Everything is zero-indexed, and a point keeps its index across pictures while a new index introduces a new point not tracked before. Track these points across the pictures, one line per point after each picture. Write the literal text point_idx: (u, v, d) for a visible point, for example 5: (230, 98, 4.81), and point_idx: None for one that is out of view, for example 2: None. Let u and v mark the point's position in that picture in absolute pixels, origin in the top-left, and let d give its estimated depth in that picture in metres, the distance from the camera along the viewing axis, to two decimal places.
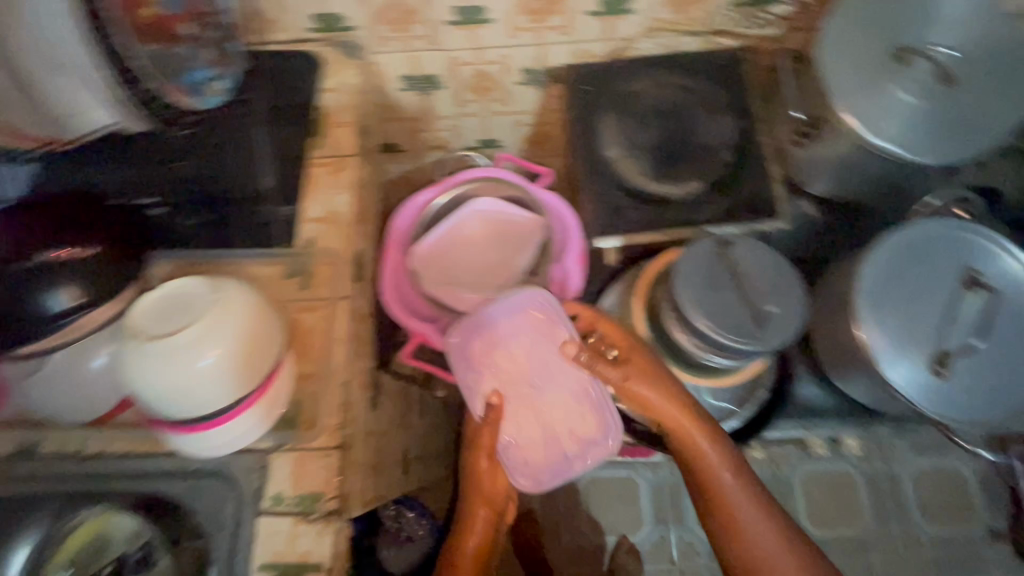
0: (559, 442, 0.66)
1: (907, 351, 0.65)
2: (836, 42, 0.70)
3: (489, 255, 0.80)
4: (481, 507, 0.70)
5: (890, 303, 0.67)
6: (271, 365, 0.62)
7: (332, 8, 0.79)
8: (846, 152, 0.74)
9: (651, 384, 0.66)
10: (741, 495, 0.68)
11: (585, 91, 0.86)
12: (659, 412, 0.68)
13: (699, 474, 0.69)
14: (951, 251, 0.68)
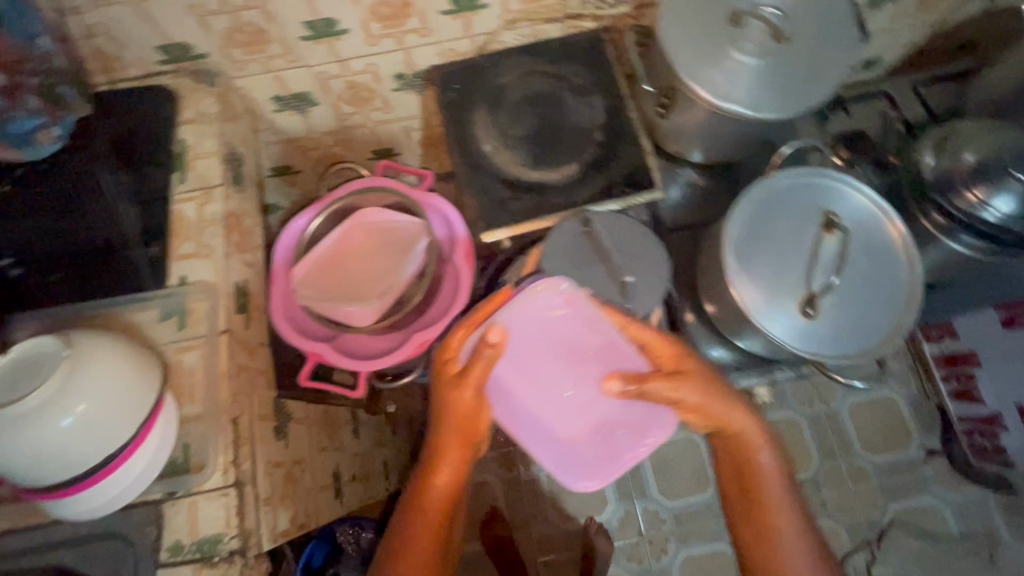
0: (608, 434, 0.64)
1: (778, 300, 0.68)
2: (674, 15, 0.73)
3: (377, 264, 0.77)
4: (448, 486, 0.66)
5: (759, 256, 0.70)
6: (146, 412, 0.60)
7: (176, 38, 0.76)
8: (703, 119, 0.77)
9: (696, 389, 0.62)
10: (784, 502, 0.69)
11: (455, 90, 0.86)
12: (720, 417, 0.67)
13: (747, 479, 0.70)
14: (813, 200, 0.73)
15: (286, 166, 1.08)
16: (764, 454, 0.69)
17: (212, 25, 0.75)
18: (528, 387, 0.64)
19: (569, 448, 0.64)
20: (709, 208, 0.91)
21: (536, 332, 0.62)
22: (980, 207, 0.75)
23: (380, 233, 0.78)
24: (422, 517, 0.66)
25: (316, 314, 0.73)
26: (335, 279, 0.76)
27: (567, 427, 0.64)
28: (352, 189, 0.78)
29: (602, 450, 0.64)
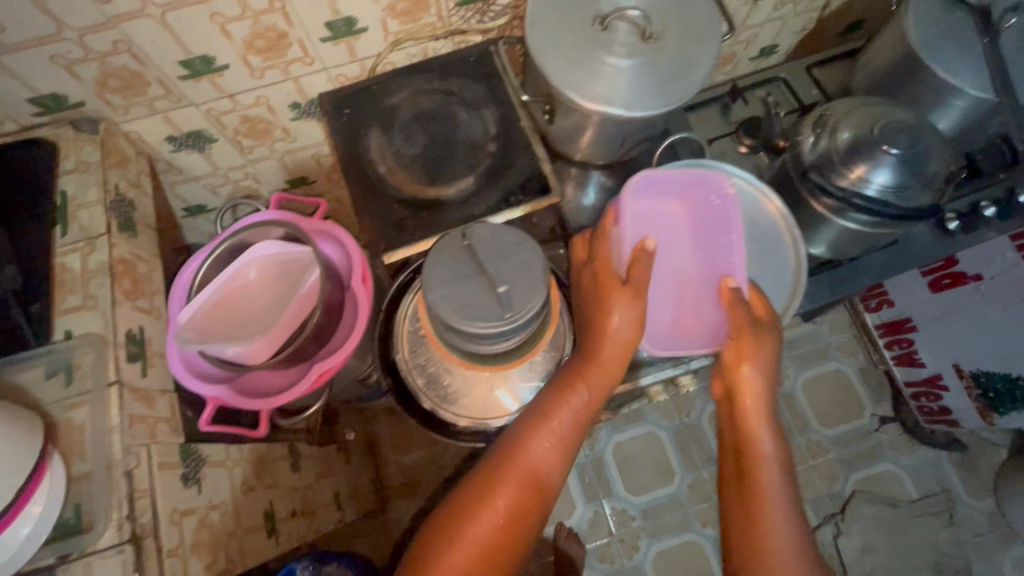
0: (689, 323, 0.75)
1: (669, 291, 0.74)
2: (543, 24, 0.74)
3: (276, 298, 0.78)
4: (524, 469, 0.63)
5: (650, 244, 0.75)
6: (25, 477, 0.57)
7: (46, 88, 0.75)
8: (587, 122, 0.78)
9: (757, 365, 0.67)
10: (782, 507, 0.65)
11: (346, 115, 0.86)
12: (740, 395, 0.69)
13: (748, 476, 0.67)
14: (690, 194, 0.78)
15: (199, 205, 1.07)
16: (767, 448, 0.67)
17: (81, 72, 0.74)
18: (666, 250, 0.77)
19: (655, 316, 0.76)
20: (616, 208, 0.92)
21: (699, 216, 0.77)
22: (862, 184, 0.78)
23: (277, 267, 0.78)
24: (486, 501, 0.62)
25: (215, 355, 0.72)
26: (237, 317, 0.77)
27: (663, 294, 0.77)
28: (243, 225, 0.77)
29: (684, 323, 0.75)
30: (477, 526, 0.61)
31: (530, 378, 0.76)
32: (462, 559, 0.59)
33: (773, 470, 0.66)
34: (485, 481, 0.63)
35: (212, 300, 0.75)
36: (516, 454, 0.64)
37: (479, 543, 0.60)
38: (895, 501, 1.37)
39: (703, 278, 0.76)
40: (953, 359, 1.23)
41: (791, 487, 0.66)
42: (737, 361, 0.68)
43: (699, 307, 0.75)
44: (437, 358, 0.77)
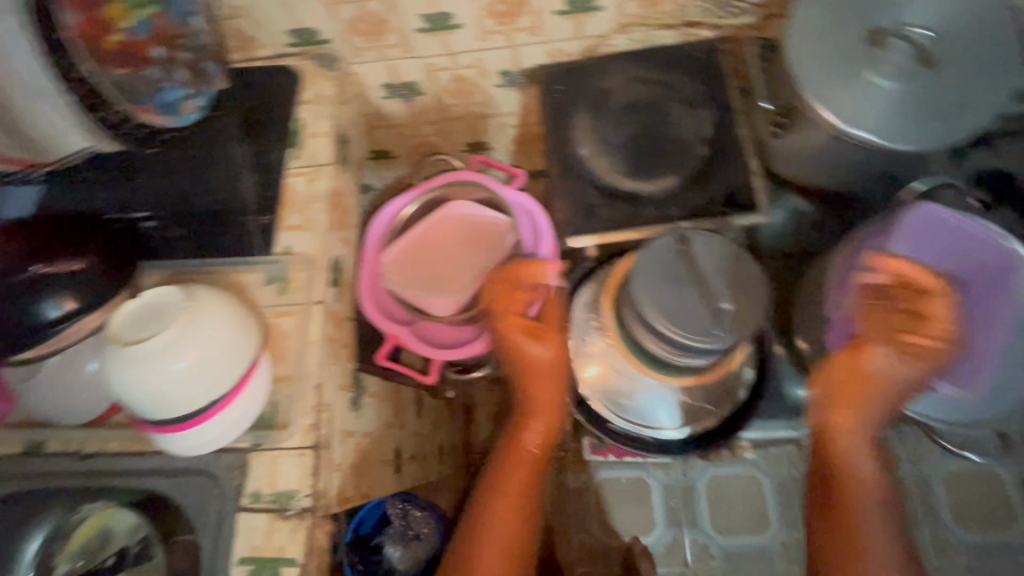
0: None
1: None
2: (807, 30, 0.68)
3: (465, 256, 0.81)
4: (544, 438, 0.72)
5: (911, 260, 0.72)
6: (245, 368, 0.65)
7: (306, 22, 0.81)
8: (824, 143, 0.71)
9: (883, 378, 0.65)
10: (873, 520, 0.65)
11: (558, 91, 0.86)
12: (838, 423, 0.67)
13: (841, 499, 0.66)
14: (963, 244, 0.73)
15: (385, 151, 1.12)
16: (856, 469, 0.67)
17: (339, 12, 0.80)
18: (917, 272, 0.73)
19: None
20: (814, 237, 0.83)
21: (957, 261, 0.74)
22: None
23: (468, 227, 0.82)
24: (501, 496, 0.69)
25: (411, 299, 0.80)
26: (428, 266, 0.81)
27: None
28: (444, 181, 0.82)
29: None
30: (506, 502, 0.68)
31: (695, 395, 0.74)
32: (503, 541, 0.66)
33: (865, 490, 0.66)
34: (506, 458, 0.71)
35: (411, 250, 0.82)
36: (526, 441, 0.72)
37: (516, 513, 0.68)
38: None
39: None
40: None
41: (885, 500, 0.66)
42: (856, 371, 0.66)
43: None
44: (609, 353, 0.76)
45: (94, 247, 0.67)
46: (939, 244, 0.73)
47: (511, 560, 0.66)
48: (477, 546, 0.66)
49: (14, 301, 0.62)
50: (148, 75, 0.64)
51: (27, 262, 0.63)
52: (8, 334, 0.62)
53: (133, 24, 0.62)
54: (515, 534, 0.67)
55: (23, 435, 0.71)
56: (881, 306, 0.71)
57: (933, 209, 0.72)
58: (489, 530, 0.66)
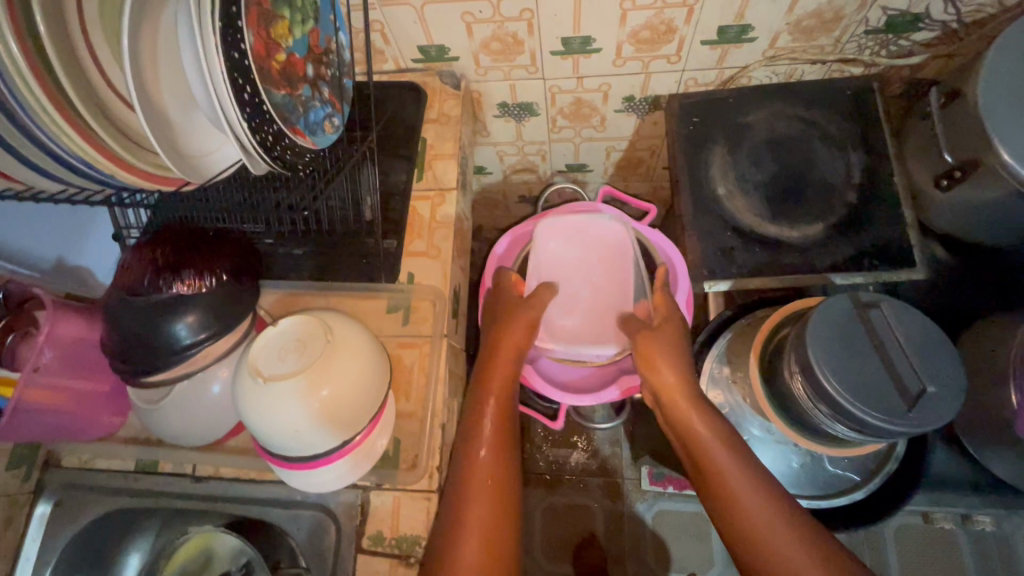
0: None
1: None
2: (1001, 78, 0.62)
3: (597, 272, 0.80)
4: (499, 407, 0.65)
5: None
6: (378, 406, 0.62)
7: (439, 39, 0.78)
8: (1001, 202, 0.65)
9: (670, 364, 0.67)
10: (752, 498, 0.57)
11: (693, 123, 0.81)
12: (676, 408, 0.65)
13: (712, 483, 0.60)
14: None
15: (482, 167, 1.08)
16: (713, 447, 0.61)
17: (476, 32, 0.76)
18: None
19: None
20: (960, 294, 0.76)
21: None
22: None
23: (586, 246, 0.80)
24: (472, 482, 0.59)
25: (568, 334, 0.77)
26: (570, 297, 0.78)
27: None
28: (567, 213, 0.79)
29: None
30: (488, 470, 0.60)
31: (839, 463, 0.69)
32: (480, 528, 0.57)
33: (731, 474, 0.59)
34: (472, 429, 0.63)
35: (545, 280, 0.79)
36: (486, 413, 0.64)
37: (494, 482, 0.60)
38: None
39: None
40: None
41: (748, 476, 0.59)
42: (649, 368, 0.68)
43: None
44: (742, 410, 0.70)
45: (222, 264, 0.63)
46: None
47: (493, 554, 0.56)
48: (464, 509, 0.58)
49: (148, 322, 0.59)
50: (301, 94, 0.61)
51: (160, 284, 0.61)
52: (140, 355, 0.60)
53: (293, 43, 0.59)
54: (496, 522, 0.58)
55: (133, 451, 0.69)
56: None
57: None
58: (468, 504, 0.58)
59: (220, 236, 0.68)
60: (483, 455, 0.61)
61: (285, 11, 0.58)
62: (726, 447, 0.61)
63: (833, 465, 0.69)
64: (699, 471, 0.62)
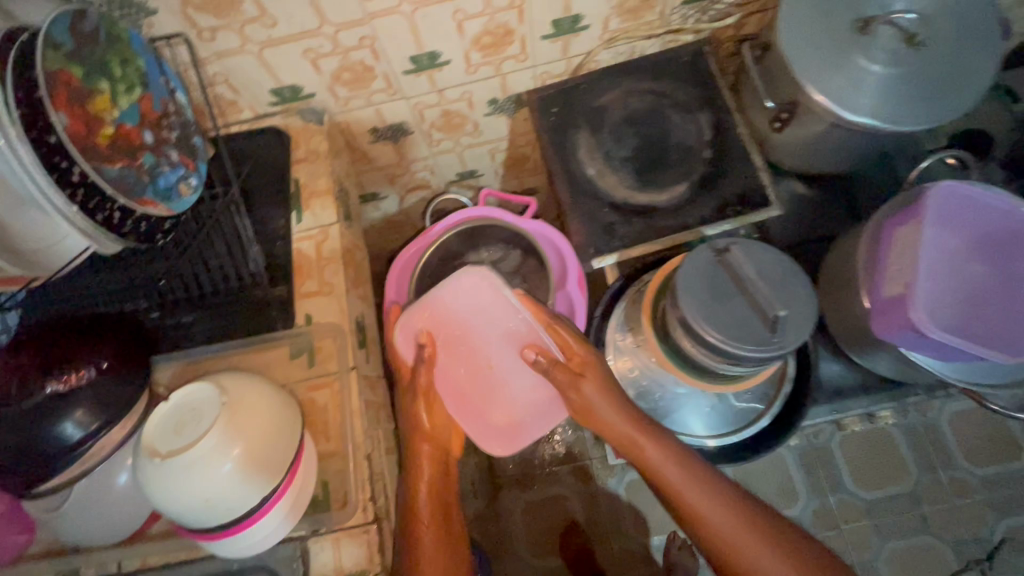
0: (974, 334, 0.60)
1: (954, 311, 0.61)
2: (795, 26, 0.69)
3: (501, 328, 0.69)
4: (433, 454, 0.68)
5: (932, 233, 0.62)
6: (292, 452, 0.61)
7: (288, 79, 0.77)
8: (823, 133, 0.73)
9: (602, 393, 0.66)
10: (716, 512, 0.64)
11: (553, 114, 0.85)
12: (609, 427, 0.67)
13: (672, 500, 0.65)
14: (964, 221, 0.64)
15: (374, 193, 1.08)
16: (667, 470, 0.65)
17: (323, 65, 0.76)
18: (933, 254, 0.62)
19: (935, 316, 0.60)
20: (818, 220, 0.84)
21: (958, 208, 0.64)
22: None
23: (472, 309, 0.68)
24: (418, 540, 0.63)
25: (506, 409, 0.71)
26: (486, 359, 0.69)
27: (934, 291, 0.61)
28: (440, 291, 0.68)
29: (964, 322, 0.61)
30: (432, 535, 0.63)
31: (744, 398, 0.74)
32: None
33: (689, 491, 0.64)
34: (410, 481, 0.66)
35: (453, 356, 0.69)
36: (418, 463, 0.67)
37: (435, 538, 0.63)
38: None
39: (982, 283, 0.63)
40: None
41: (706, 489, 0.64)
42: (580, 410, 0.67)
43: (974, 323, 0.61)
44: (650, 371, 0.75)
45: (104, 348, 0.61)
46: (947, 204, 0.64)
47: None
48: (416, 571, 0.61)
49: (25, 429, 0.56)
50: (143, 163, 0.61)
51: (30, 387, 0.56)
52: (28, 465, 0.57)
53: (120, 114, 0.59)
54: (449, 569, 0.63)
55: (49, 564, 0.65)
56: (933, 291, 0.61)
57: (955, 186, 0.63)
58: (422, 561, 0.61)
59: (97, 322, 0.65)
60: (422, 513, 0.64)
61: (103, 84, 0.58)
62: (680, 464, 0.66)
63: (739, 400, 0.74)
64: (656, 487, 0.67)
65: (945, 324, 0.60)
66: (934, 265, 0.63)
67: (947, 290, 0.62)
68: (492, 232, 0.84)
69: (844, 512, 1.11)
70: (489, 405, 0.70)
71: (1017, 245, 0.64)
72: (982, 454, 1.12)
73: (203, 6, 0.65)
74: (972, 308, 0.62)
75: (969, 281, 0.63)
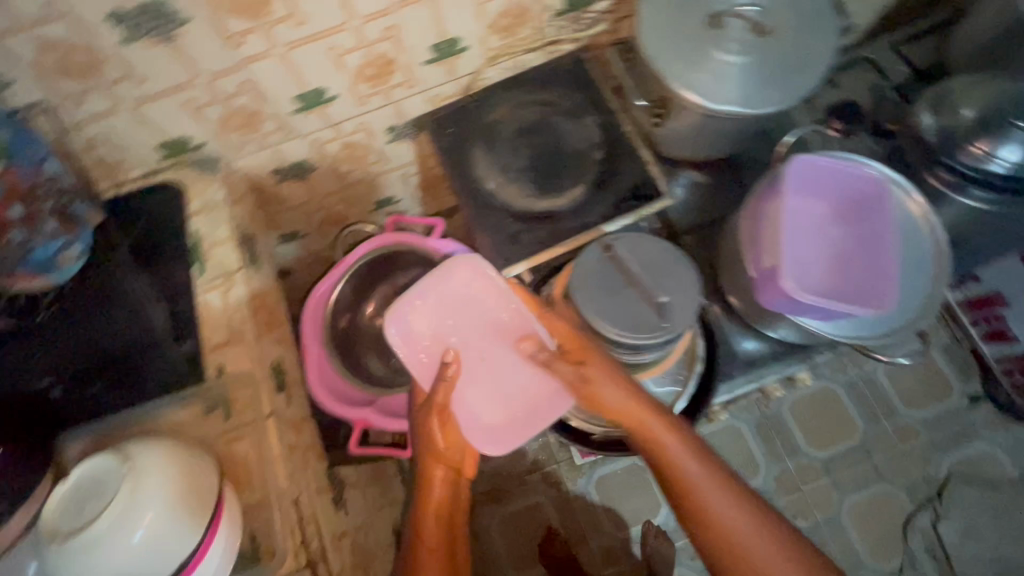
0: (844, 291, 0.67)
1: (819, 273, 0.68)
2: (653, 27, 0.73)
3: (493, 318, 0.66)
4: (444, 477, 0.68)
5: (794, 203, 0.69)
6: (210, 507, 0.59)
7: (172, 133, 0.77)
8: (698, 123, 0.77)
9: (611, 387, 0.62)
10: (741, 523, 0.60)
11: (449, 134, 0.87)
12: (626, 417, 0.63)
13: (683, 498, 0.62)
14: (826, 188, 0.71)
15: (292, 233, 1.07)
16: (686, 465, 0.61)
17: (206, 115, 0.76)
18: (798, 223, 0.69)
19: (804, 280, 0.67)
20: (713, 203, 0.89)
21: (820, 177, 0.70)
22: (987, 159, 0.75)
23: (465, 297, 0.66)
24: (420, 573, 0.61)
25: (498, 410, 0.65)
26: (477, 351, 0.65)
27: (802, 258, 0.68)
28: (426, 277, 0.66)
29: (832, 282, 0.67)
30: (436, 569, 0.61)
31: (661, 382, 0.78)
32: None
33: (709, 489, 0.61)
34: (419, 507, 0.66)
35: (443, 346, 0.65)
36: (432, 488, 0.66)
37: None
38: (996, 482, 1.15)
39: (849, 242, 0.69)
40: None
41: (728, 509, 0.60)
42: (588, 400, 0.63)
43: (842, 281, 0.67)
44: None
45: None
46: (810, 175, 0.70)
47: None
48: None
49: None
50: (12, 238, 0.63)
51: None
52: None
53: None
54: None
55: None
56: (798, 257, 0.68)
57: (808, 158, 0.70)
58: None
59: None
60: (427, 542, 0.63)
61: None
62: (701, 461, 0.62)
63: (658, 386, 0.78)
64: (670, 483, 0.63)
65: (812, 287, 0.67)
66: (800, 233, 0.69)
67: (815, 255, 0.68)
68: (404, 256, 0.85)
69: (803, 474, 1.15)
70: (482, 402, 0.64)
71: (877, 205, 0.70)
72: (913, 398, 1.19)
73: (61, 72, 0.64)
74: (841, 267, 0.68)
75: (834, 243, 0.69)
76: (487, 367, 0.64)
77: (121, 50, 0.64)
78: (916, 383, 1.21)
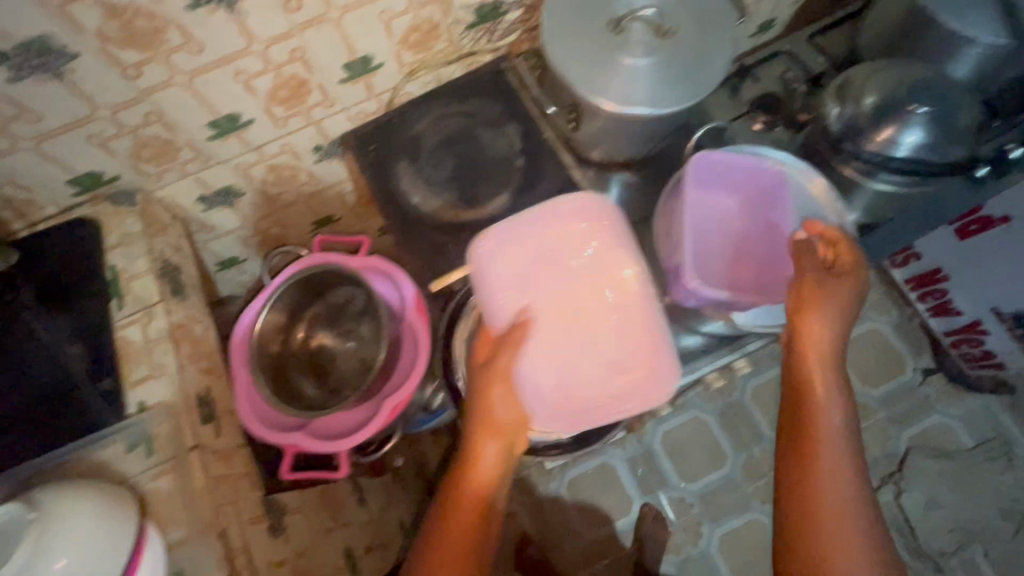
0: (739, 282, 0.74)
1: (719, 267, 0.74)
2: (557, 36, 0.75)
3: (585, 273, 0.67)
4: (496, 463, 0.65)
5: (694, 200, 0.76)
6: (129, 547, 0.58)
7: (81, 168, 0.76)
8: (611, 126, 0.78)
9: (823, 318, 0.63)
10: (844, 509, 0.59)
11: (372, 151, 0.87)
12: (801, 353, 0.65)
13: (803, 443, 0.63)
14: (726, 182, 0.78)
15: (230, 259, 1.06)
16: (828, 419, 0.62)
17: (115, 147, 0.75)
18: (699, 219, 0.76)
19: (707, 273, 0.74)
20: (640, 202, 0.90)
21: (720, 172, 0.77)
22: (891, 145, 0.78)
23: (568, 245, 0.68)
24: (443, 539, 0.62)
25: (578, 376, 0.67)
26: (560, 308, 0.67)
27: (704, 251, 0.75)
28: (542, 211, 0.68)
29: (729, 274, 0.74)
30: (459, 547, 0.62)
31: None
32: None
33: (832, 459, 0.61)
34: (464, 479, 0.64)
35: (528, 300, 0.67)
36: (479, 463, 0.64)
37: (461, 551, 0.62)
38: (952, 451, 1.18)
39: (746, 235, 0.77)
40: (990, 303, 1.10)
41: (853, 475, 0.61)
42: (799, 312, 0.65)
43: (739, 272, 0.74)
44: None
45: None
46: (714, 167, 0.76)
47: None
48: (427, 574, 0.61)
49: None
50: None
51: None
52: None
53: None
54: None
55: None
56: (701, 252, 0.75)
57: (711, 153, 0.75)
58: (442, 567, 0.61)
59: None
60: (460, 512, 0.63)
61: None
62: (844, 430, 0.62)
63: None
64: (794, 424, 0.64)
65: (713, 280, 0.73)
66: (701, 229, 0.76)
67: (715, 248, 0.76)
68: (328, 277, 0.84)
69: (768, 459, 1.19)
70: (563, 361, 0.66)
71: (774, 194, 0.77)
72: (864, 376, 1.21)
73: None
74: (736, 261, 0.76)
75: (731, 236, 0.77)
76: (573, 328, 0.67)
77: (10, 89, 0.63)
78: (868, 361, 1.23)
